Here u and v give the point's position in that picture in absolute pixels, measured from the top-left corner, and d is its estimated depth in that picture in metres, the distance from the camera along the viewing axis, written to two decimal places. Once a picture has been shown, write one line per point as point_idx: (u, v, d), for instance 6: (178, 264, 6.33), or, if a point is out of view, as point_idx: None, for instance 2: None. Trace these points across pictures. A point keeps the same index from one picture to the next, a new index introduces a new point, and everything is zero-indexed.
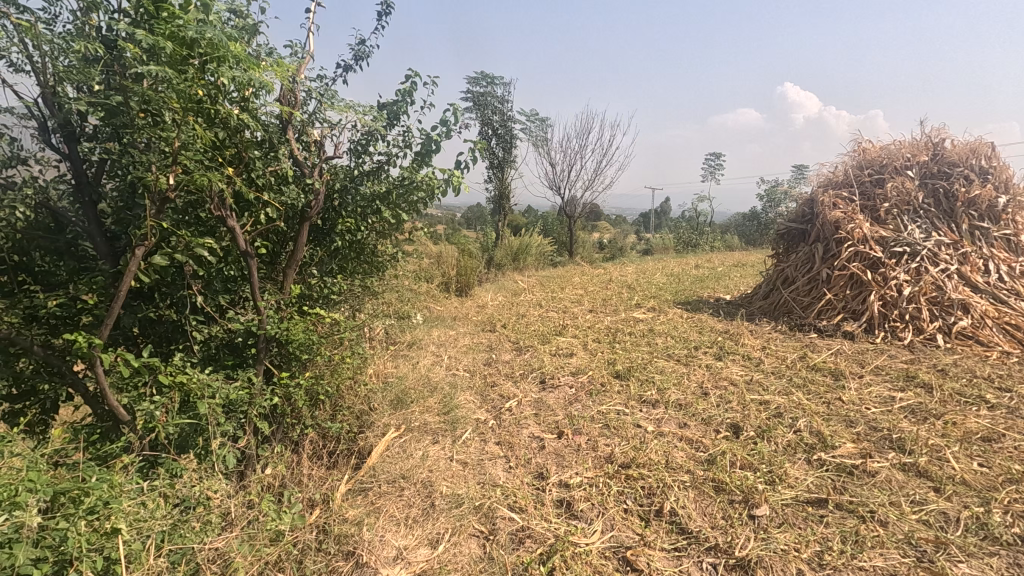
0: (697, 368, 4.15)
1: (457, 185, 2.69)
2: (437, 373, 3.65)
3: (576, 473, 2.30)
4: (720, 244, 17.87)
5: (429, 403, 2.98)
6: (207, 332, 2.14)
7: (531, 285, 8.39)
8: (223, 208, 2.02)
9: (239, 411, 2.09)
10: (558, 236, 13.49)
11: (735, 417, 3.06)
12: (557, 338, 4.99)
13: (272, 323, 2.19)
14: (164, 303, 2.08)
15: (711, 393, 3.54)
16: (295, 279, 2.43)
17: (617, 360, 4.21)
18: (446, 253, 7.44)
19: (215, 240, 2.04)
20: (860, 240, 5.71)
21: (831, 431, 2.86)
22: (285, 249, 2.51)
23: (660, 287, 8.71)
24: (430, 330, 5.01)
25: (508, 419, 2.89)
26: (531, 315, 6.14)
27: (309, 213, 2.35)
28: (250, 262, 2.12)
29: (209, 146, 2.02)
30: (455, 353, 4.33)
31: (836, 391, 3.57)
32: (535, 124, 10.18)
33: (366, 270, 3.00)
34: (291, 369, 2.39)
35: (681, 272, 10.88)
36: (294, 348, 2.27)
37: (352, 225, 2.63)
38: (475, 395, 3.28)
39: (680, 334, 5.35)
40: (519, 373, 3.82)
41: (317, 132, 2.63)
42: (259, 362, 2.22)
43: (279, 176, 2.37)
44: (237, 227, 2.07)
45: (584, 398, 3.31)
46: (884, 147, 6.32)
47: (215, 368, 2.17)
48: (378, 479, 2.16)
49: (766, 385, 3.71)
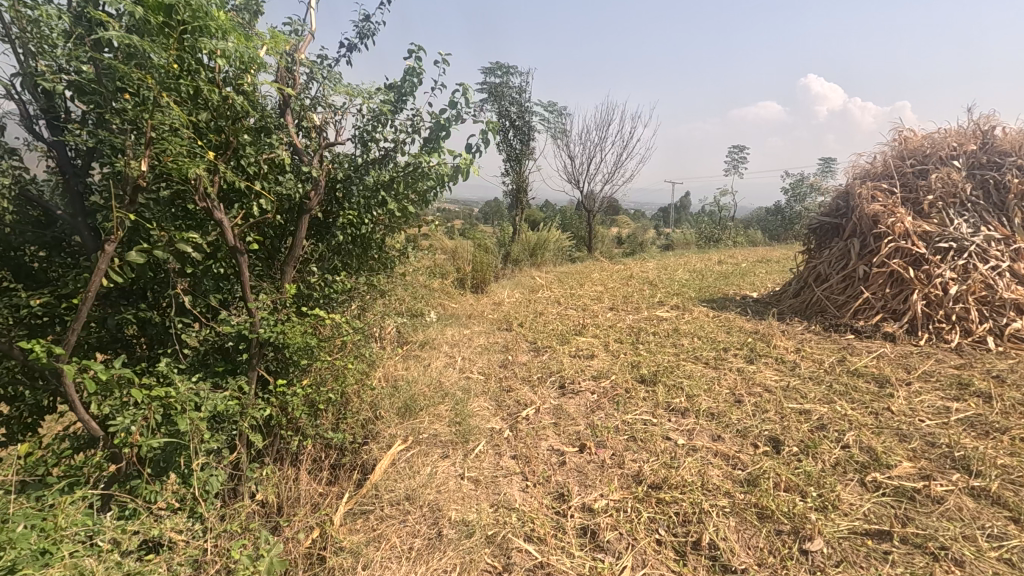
0: (727, 372, 3.87)
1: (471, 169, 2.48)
2: (450, 377, 3.44)
3: (601, 496, 2.06)
4: (743, 240, 17.40)
5: (440, 411, 2.77)
6: (194, 335, 1.95)
7: (549, 281, 8.13)
8: (208, 198, 1.80)
9: (230, 423, 1.90)
10: (577, 232, 13.19)
11: (774, 429, 2.79)
12: (577, 338, 4.74)
13: (265, 327, 1.98)
14: (147, 304, 1.88)
15: (745, 400, 3.26)
16: (293, 277, 2.23)
17: (642, 363, 3.95)
18: (461, 248, 7.23)
19: (200, 236, 1.83)
20: (901, 235, 5.34)
21: (884, 446, 2.57)
22: (282, 244, 2.31)
23: (682, 284, 8.39)
24: (444, 329, 4.80)
25: (525, 430, 2.66)
26: (549, 313, 5.90)
27: (308, 205, 2.14)
28: (241, 259, 1.91)
29: (193, 129, 1.82)
30: (469, 354, 4.11)
31: (883, 400, 3.27)
32: (553, 114, 9.92)
33: (372, 267, 2.78)
34: (288, 376, 2.19)
35: (705, 268, 10.53)
36: (290, 354, 2.07)
37: (355, 217, 2.43)
38: (490, 402, 3.05)
39: (706, 334, 5.06)
40: (537, 376, 3.59)
41: (318, 117, 2.44)
42: (252, 369, 2.01)
43: (275, 165, 2.17)
44: (226, 221, 1.85)
45: (607, 406, 3.06)
46: (927, 136, 5.93)
47: (204, 375, 1.98)
48: (380, 500, 1.96)
49: (804, 392, 3.43)
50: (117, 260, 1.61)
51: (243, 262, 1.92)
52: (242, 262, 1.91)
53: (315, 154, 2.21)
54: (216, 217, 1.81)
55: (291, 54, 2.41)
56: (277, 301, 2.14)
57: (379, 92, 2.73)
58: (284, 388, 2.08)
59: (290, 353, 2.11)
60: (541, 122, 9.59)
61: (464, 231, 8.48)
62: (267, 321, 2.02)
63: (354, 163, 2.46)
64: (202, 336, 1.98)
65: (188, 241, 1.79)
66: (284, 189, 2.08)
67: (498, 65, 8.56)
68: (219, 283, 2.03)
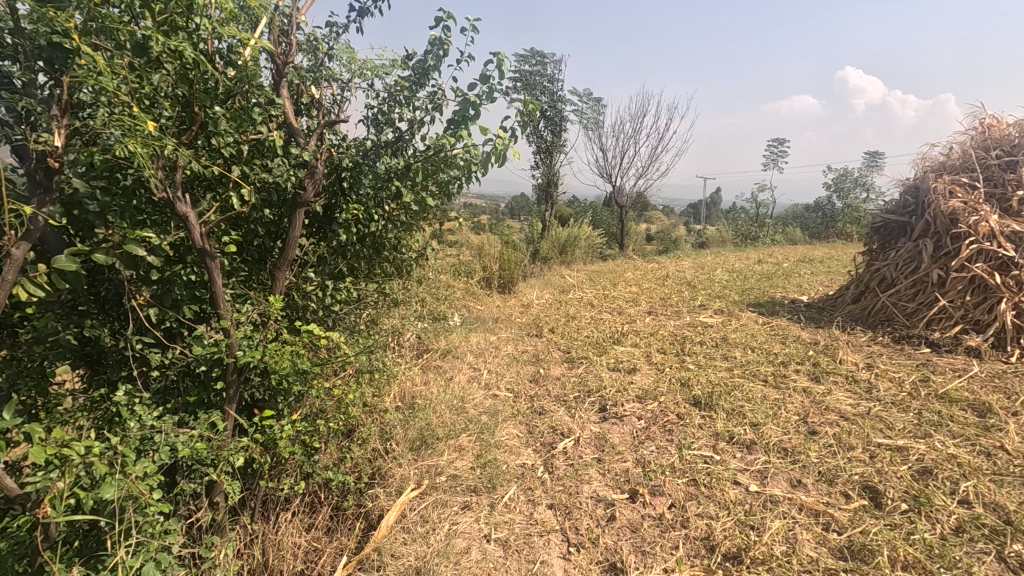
0: (793, 394, 3.35)
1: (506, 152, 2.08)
2: (475, 394, 3.02)
3: (665, 572, 1.65)
4: (782, 238, 16.61)
5: (462, 441, 2.35)
6: (159, 358, 1.56)
7: (580, 281, 7.66)
8: (169, 188, 1.40)
9: (201, 469, 1.52)
10: (608, 228, 12.63)
11: (867, 473, 2.30)
12: (616, 348, 4.27)
13: (244, 349, 1.59)
14: (96, 320, 1.50)
15: (822, 431, 2.76)
16: (286, 285, 1.84)
17: (692, 382, 3.47)
18: (488, 245, 6.80)
19: (159, 236, 1.44)
20: (986, 236, 4.70)
21: (1016, 503, 2.05)
22: (273, 245, 1.91)
23: (724, 286, 7.81)
24: (468, 334, 4.38)
25: (562, 470, 2.24)
26: (582, 318, 5.43)
27: (302, 198, 1.73)
28: (212, 265, 1.50)
29: (149, 100, 1.42)
30: (496, 366, 3.69)
31: (991, 434, 2.73)
32: (587, 104, 9.40)
33: (384, 271, 2.38)
34: (274, 407, 1.79)
35: (746, 267, 9.93)
36: (277, 383, 1.67)
37: (363, 214, 2.03)
38: (521, 428, 2.63)
39: (760, 345, 4.53)
40: (573, 395, 3.14)
41: (321, 92, 2.04)
42: (229, 400, 1.62)
43: (264, 148, 1.77)
44: (193, 218, 1.46)
45: (659, 438, 2.60)
46: (1016, 123, 5.23)
47: (171, 408, 1.59)
48: (385, 573, 1.58)
49: (891, 421, 2.91)
50: (41, 269, 1.23)
51: (214, 268, 1.51)
52: (215, 269, 1.51)
53: (312, 134, 1.81)
54: (179, 212, 1.42)
55: (288, 16, 2.00)
56: (263, 315, 1.75)
57: (396, 66, 2.32)
58: (271, 421, 1.70)
59: (276, 378, 1.72)
60: (574, 113, 9.09)
61: (492, 227, 8.07)
62: (248, 342, 1.63)
63: (366, 146, 2.07)
64: (169, 359, 1.60)
65: (143, 242, 1.40)
66: (277, 178, 1.67)
67: (529, 53, 8.06)
68: (191, 292, 1.65)
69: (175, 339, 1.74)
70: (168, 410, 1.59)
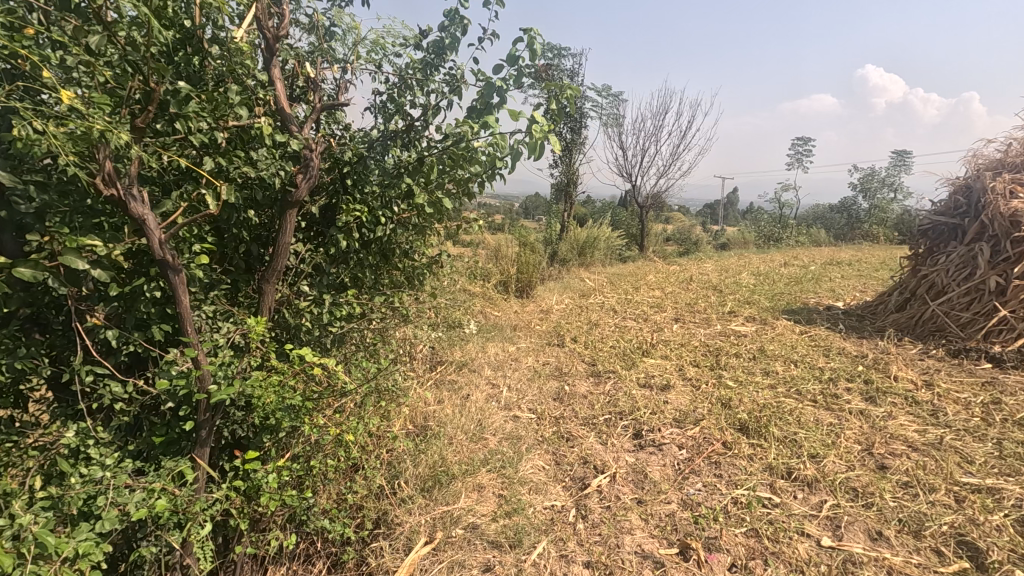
0: (849, 418, 2.99)
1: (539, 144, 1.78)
2: (494, 415, 2.71)
3: None
4: (807, 239, 16.06)
5: (481, 479, 2.05)
6: (116, 394, 1.29)
7: (600, 284, 7.31)
8: (117, 185, 1.11)
9: (163, 534, 1.24)
10: (627, 229, 12.25)
11: (959, 523, 1.94)
12: (645, 361, 3.93)
13: (219, 383, 1.30)
14: (37, 347, 1.22)
15: (892, 465, 2.40)
16: (275, 300, 1.56)
17: (735, 403, 3.12)
18: (505, 247, 6.49)
19: (109, 245, 1.15)
20: None
21: None
22: (263, 251, 1.63)
23: (753, 290, 7.41)
24: (485, 344, 4.06)
25: (599, 516, 1.92)
26: (606, 325, 5.08)
27: (294, 198, 1.44)
28: (177, 281, 1.21)
29: (93, 72, 1.12)
30: (516, 381, 3.38)
31: None
32: (607, 100, 9.03)
33: (393, 281, 2.09)
34: (259, 448, 1.50)
35: (774, 270, 9.50)
36: (259, 422, 1.37)
37: (368, 217, 1.73)
38: (548, 459, 2.32)
39: (802, 358, 4.17)
40: (603, 417, 2.82)
41: (321, 74, 1.75)
42: (200, 443, 1.33)
43: (248, 137, 1.45)
44: (150, 221, 1.17)
45: (706, 473, 2.27)
46: None
47: (130, 452, 1.32)
48: None
49: (970, 454, 2.54)
50: None
51: (180, 285, 1.22)
52: (181, 286, 1.22)
53: (306, 119, 1.52)
54: (133, 214, 1.13)
55: None
56: (245, 338, 1.46)
57: (408, 46, 2.02)
58: (254, 467, 1.41)
59: (261, 415, 1.43)
60: (594, 110, 8.73)
61: (509, 227, 7.76)
62: (225, 373, 1.34)
63: (372, 137, 1.79)
64: (129, 393, 1.32)
65: (85, 251, 1.12)
66: (264, 174, 1.38)
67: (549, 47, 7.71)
68: (156, 311, 1.36)
69: (141, 366, 1.46)
70: (125, 458, 1.30)
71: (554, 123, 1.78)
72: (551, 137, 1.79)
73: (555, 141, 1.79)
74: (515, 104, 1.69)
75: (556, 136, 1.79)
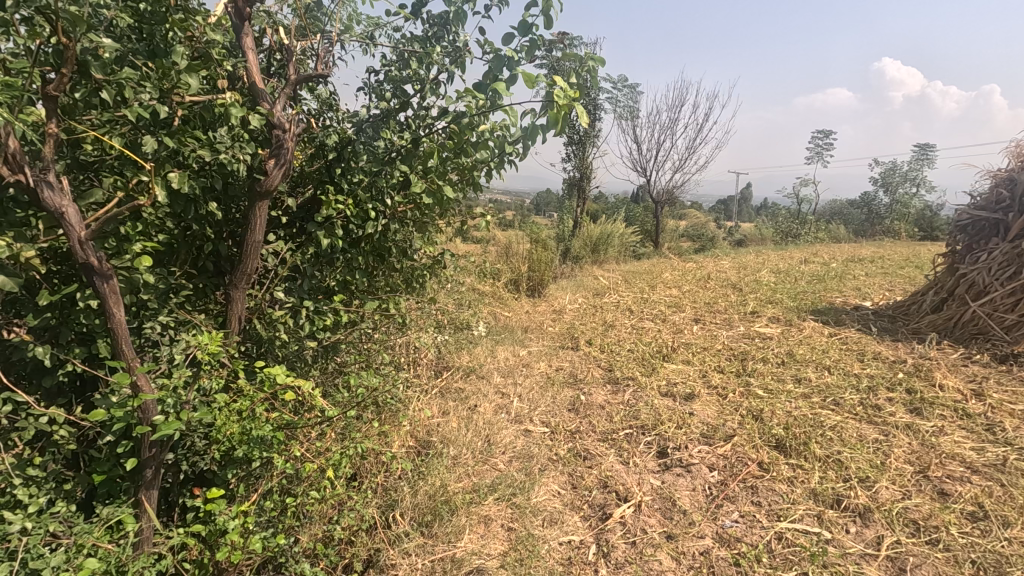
0: (895, 433, 2.70)
1: (560, 117, 1.53)
2: (503, 430, 2.46)
3: None
4: (826, 235, 15.60)
5: (489, 509, 1.80)
6: (47, 423, 1.06)
7: (615, 283, 7.03)
8: (25, 168, 0.87)
9: None
10: (641, 225, 11.93)
11: None
12: (666, 367, 3.65)
13: (166, 414, 1.06)
14: None
15: (954, 492, 2.12)
16: (244, 310, 1.35)
17: (767, 415, 2.85)
18: (516, 244, 6.23)
19: (19, 245, 0.91)
20: None
21: None
22: (233, 253, 1.41)
23: (775, 288, 7.09)
24: (495, 348, 3.81)
25: (625, 556, 1.68)
26: (621, 327, 4.81)
27: (263, 188, 1.22)
28: (106, 290, 0.97)
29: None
30: (527, 388, 3.13)
31: None
32: (622, 91, 8.71)
33: (388, 284, 1.85)
34: (224, 485, 1.27)
35: (795, 268, 9.14)
36: (216, 457, 1.15)
37: (356, 210, 1.50)
38: (563, 483, 2.08)
39: (835, 364, 3.87)
40: (623, 433, 2.56)
41: (303, 46, 1.51)
42: (147, 484, 1.10)
43: (210, 116, 1.22)
44: (73, 214, 0.92)
45: (743, 502, 2.01)
46: None
47: (66, 495, 1.10)
48: None
49: None
50: None
51: (112, 295, 0.98)
52: (113, 297, 0.98)
53: (282, 92, 1.28)
54: (47, 207, 0.89)
55: None
56: (206, 354, 1.23)
57: (405, 16, 1.78)
58: (215, 510, 1.17)
59: (224, 448, 1.20)
60: (608, 101, 8.43)
61: (520, 223, 7.50)
62: (175, 401, 1.11)
63: (361, 116, 1.55)
64: (64, 422, 1.09)
65: None
66: (224, 159, 1.15)
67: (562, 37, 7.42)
68: (97, 324, 1.13)
69: (88, 388, 1.24)
70: (56, 502, 1.08)
71: (577, 91, 1.53)
72: (574, 109, 1.54)
73: (579, 112, 1.54)
74: (533, 69, 1.44)
75: (580, 107, 1.54)
